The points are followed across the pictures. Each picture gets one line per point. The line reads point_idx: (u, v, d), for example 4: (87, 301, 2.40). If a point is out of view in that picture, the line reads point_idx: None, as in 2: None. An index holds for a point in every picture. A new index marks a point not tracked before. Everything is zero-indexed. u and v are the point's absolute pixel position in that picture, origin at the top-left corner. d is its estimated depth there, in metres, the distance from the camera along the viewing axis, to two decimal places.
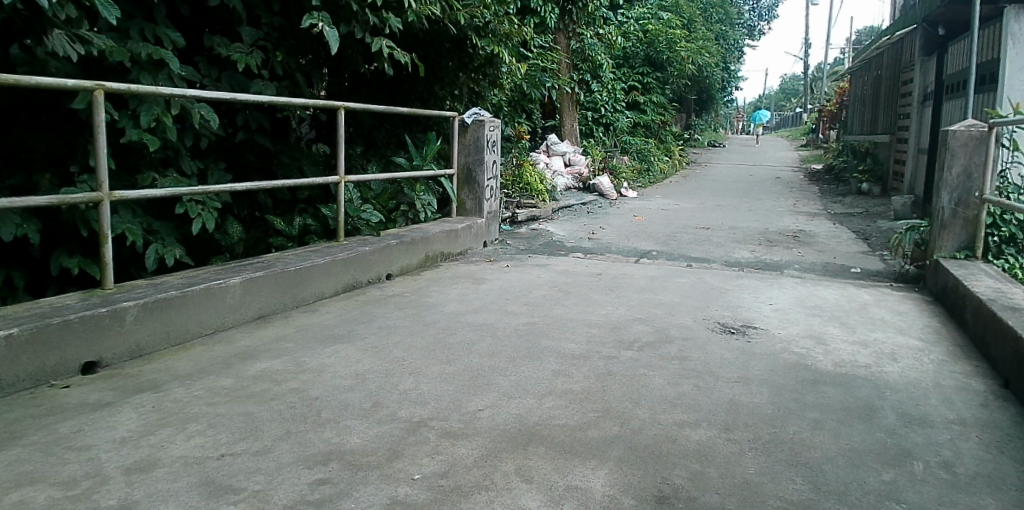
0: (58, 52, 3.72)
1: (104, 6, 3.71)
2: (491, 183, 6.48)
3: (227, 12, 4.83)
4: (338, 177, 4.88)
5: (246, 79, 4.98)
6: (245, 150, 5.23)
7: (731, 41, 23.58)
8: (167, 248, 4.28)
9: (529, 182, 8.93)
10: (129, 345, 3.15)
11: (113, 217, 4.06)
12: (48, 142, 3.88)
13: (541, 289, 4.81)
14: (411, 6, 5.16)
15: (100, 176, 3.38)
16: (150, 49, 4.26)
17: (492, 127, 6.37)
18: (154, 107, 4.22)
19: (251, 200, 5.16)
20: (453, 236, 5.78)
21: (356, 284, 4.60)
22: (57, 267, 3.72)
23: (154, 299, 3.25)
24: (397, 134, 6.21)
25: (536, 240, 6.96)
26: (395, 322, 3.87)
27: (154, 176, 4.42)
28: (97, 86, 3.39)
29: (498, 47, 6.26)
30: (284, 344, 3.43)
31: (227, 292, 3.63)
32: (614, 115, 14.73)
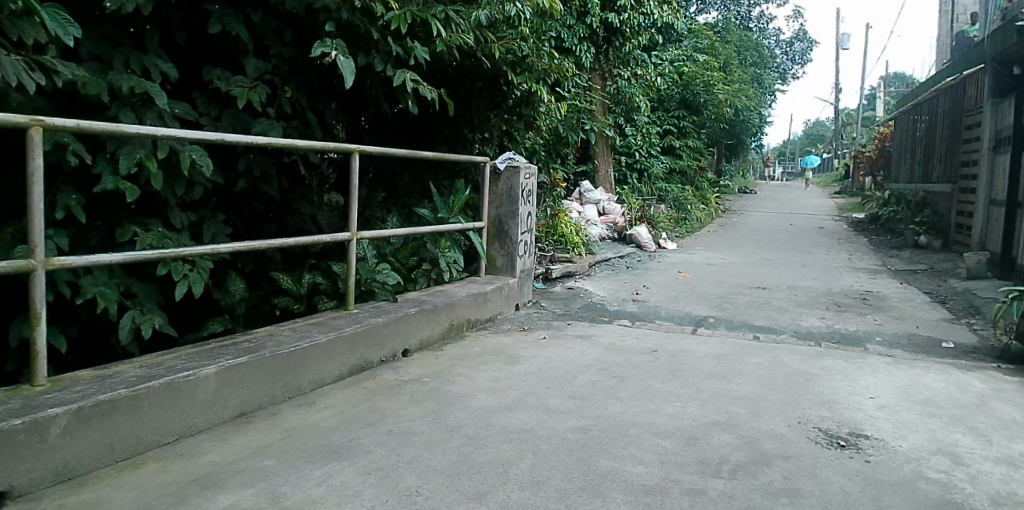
0: (11, 82, 2.61)
1: (60, 24, 2.72)
2: (526, 237, 5.64)
3: (233, 41, 3.75)
4: (350, 233, 3.88)
5: (251, 118, 3.88)
6: (252, 197, 4.03)
7: (766, 84, 22.85)
8: (146, 315, 3.13)
9: (564, 233, 8.10)
10: (55, 466, 2.34)
11: (81, 279, 2.94)
12: (17, 191, 2.95)
13: (589, 373, 3.96)
14: (440, 34, 4.44)
15: (33, 235, 2.48)
16: (133, 80, 3.11)
17: (529, 175, 5.56)
18: (137, 149, 3.06)
19: (258, 254, 4.01)
20: (482, 300, 4.93)
21: (365, 365, 3.75)
22: (14, 339, 2.69)
23: (92, 404, 2.43)
24: (421, 181, 5.42)
25: (574, 302, 6.13)
26: (410, 424, 3.04)
27: (135, 231, 3.19)
28: (33, 123, 2.45)
29: (537, 85, 5.52)
30: (264, 460, 2.62)
31: (197, 387, 2.81)
32: (650, 159, 13.92)
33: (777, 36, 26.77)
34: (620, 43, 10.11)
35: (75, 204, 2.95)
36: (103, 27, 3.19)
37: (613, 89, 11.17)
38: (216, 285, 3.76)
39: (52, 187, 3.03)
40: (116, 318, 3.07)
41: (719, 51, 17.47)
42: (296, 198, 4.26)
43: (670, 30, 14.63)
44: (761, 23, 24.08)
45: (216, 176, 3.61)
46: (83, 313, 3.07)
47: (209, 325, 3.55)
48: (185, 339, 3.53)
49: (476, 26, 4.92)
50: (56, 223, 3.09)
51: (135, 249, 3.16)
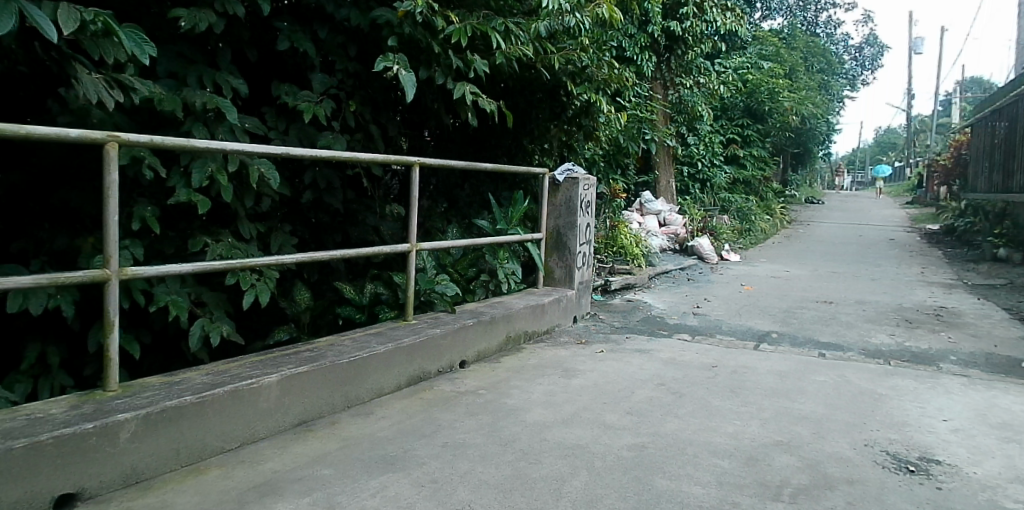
0: (91, 100, 2.69)
1: (136, 43, 2.74)
2: (585, 249, 5.56)
3: (301, 57, 3.88)
4: (409, 244, 3.87)
5: (317, 132, 3.94)
6: (319, 209, 4.09)
7: (834, 91, 22.14)
8: (215, 323, 3.22)
9: (624, 245, 7.99)
10: (123, 470, 2.42)
11: (154, 287, 3.05)
12: (97, 203, 3.11)
13: (646, 388, 3.89)
14: (500, 46, 4.45)
15: (108, 246, 2.53)
16: (206, 97, 3.21)
17: (588, 186, 5.49)
18: (208, 162, 3.15)
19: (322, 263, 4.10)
20: (540, 312, 4.90)
21: (422, 375, 3.77)
22: (92, 345, 2.84)
23: (160, 410, 2.52)
24: (481, 192, 5.43)
25: (633, 315, 6.04)
26: (465, 436, 3.05)
27: (205, 241, 3.29)
28: (110, 138, 2.51)
29: (596, 95, 5.45)
30: (322, 469, 2.67)
31: (260, 395, 2.88)
32: (712, 169, 13.64)
33: (845, 41, 25.91)
34: (682, 52, 9.94)
35: (150, 216, 3.08)
36: (178, 45, 3.30)
37: (675, 98, 10.97)
38: (282, 294, 3.85)
39: (129, 199, 3.16)
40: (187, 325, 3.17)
41: (786, 57, 17.00)
42: (360, 209, 4.29)
43: (733, 38, 14.32)
44: (829, 29, 23.32)
45: (283, 187, 3.68)
46: (156, 320, 3.20)
47: (274, 334, 3.63)
48: (253, 346, 3.63)
49: (535, 38, 4.92)
50: (132, 234, 3.19)
51: (206, 259, 3.27)
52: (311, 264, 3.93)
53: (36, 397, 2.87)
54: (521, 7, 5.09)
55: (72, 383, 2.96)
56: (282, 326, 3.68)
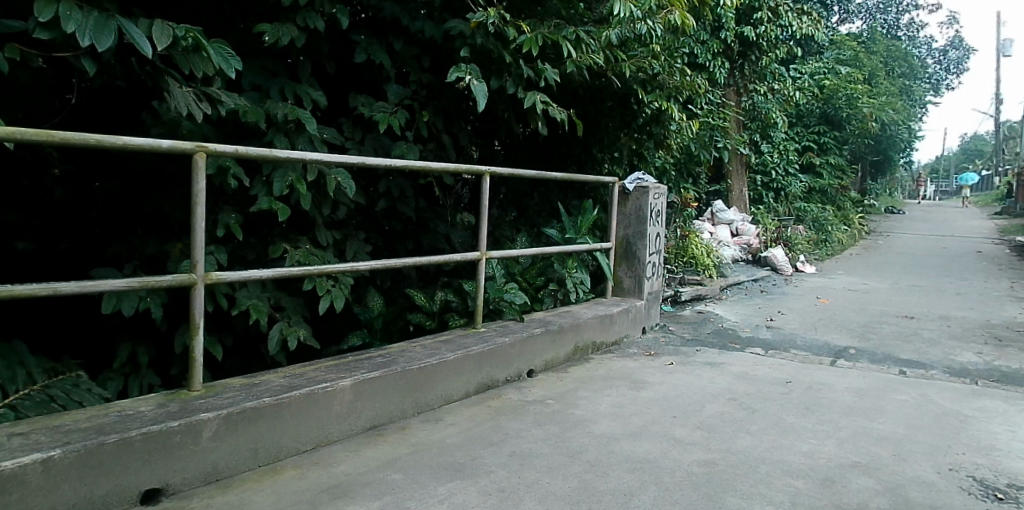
0: (182, 112, 2.82)
1: (224, 58, 2.84)
2: (655, 259, 5.47)
3: (376, 69, 3.97)
4: (479, 252, 3.88)
5: (391, 142, 4.02)
6: (392, 217, 4.16)
7: (917, 97, 21.19)
8: (293, 327, 3.31)
9: (694, 255, 7.83)
10: (205, 468, 2.52)
11: (237, 292, 3.17)
12: (185, 209, 3.24)
13: (717, 403, 3.80)
14: (571, 55, 4.44)
15: (194, 251, 2.61)
16: (288, 108, 3.32)
17: (658, 195, 5.41)
18: (289, 172, 3.25)
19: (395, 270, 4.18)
20: (608, 322, 4.85)
21: (491, 384, 3.79)
22: (179, 347, 2.96)
23: (240, 410, 2.61)
24: (551, 201, 5.42)
25: (704, 328, 5.90)
26: (532, 446, 3.04)
27: (285, 247, 3.40)
28: (198, 148, 2.59)
29: (667, 103, 5.42)
30: (392, 473, 2.71)
31: (334, 398, 2.95)
32: (787, 178, 13.23)
33: (929, 44, 24.79)
34: (756, 57, 9.68)
35: (233, 223, 3.21)
36: (262, 59, 3.42)
37: (749, 105, 10.69)
38: (356, 300, 3.94)
39: (215, 207, 3.30)
40: (266, 329, 3.27)
41: (865, 61, 16.34)
42: (432, 217, 4.35)
43: (809, 42, 13.89)
44: (911, 31, 22.29)
45: (359, 196, 3.76)
46: (238, 323, 3.32)
47: (348, 339, 3.71)
48: (328, 350, 3.73)
49: (606, 46, 4.89)
50: (217, 240, 3.33)
51: (285, 265, 3.37)
52: (384, 271, 4.02)
53: (127, 395, 3.03)
54: (592, 16, 5.09)
55: (159, 383, 3.09)
56: (355, 332, 3.75)
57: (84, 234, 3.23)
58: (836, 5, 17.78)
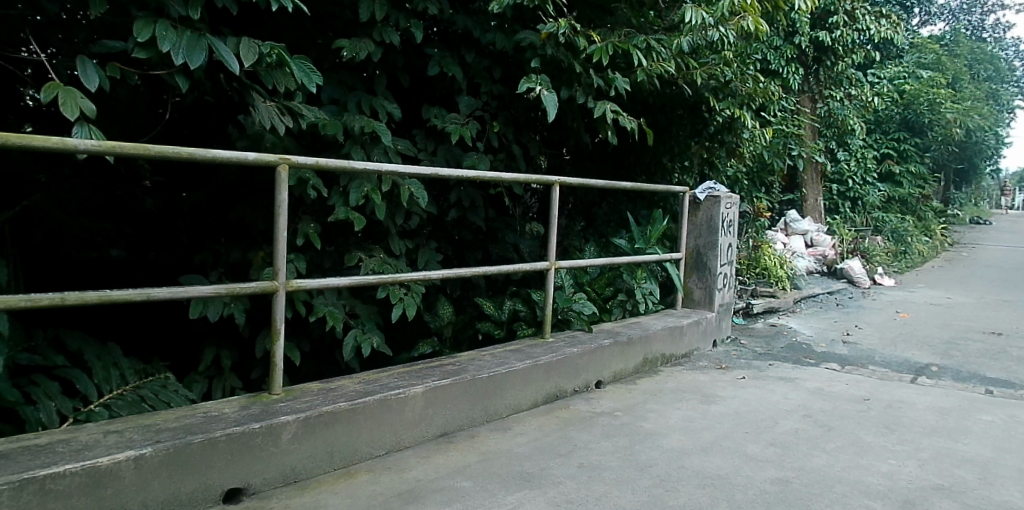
0: (266, 126, 2.93)
1: (305, 72, 2.93)
2: (726, 270, 5.34)
3: (449, 81, 4.02)
4: (549, 262, 3.86)
5: (463, 152, 4.07)
6: (462, 227, 4.21)
7: (1005, 101, 20.12)
8: (366, 334, 3.38)
9: (767, 266, 7.63)
10: (284, 470, 2.60)
11: (315, 299, 3.27)
12: (267, 219, 3.36)
13: (791, 419, 3.68)
14: (641, 63, 4.41)
15: (276, 260, 2.70)
16: (365, 121, 3.40)
17: (730, 204, 5.30)
18: (365, 182, 3.33)
19: (465, 279, 4.23)
20: (678, 334, 4.76)
21: (559, 394, 3.78)
22: (259, 351, 3.07)
23: (317, 414, 2.69)
24: (619, 211, 5.38)
25: (777, 341, 5.73)
26: (601, 459, 3.01)
27: (360, 256, 3.49)
28: (281, 161, 2.68)
29: (740, 111, 5.30)
30: (462, 481, 2.73)
31: (406, 405, 3.00)
32: (864, 186, 12.71)
33: (1018, 46, 23.55)
34: (832, 62, 9.40)
35: (313, 232, 3.31)
36: (340, 73, 3.53)
37: (824, 111, 10.34)
38: (427, 308, 4.00)
39: (295, 217, 3.41)
40: (342, 335, 3.36)
41: (948, 65, 15.60)
42: (501, 227, 4.37)
43: (888, 46, 13.36)
44: (997, 32, 21.12)
45: (430, 206, 3.81)
46: (315, 329, 3.42)
47: (419, 347, 3.77)
48: (399, 358, 3.80)
49: (677, 54, 4.83)
50: (296, 249, 3.44)
51: (360, 273, 3.46)
52: (454, 281, 4.09)
53: (211, 396, 3.17)
54: (663, 24, 5.04)
55: (241, 386, 3.21)
56: (426, 340, 3.81)
57: (171, 243, 3.42)
58: (917, 6, 17.03)
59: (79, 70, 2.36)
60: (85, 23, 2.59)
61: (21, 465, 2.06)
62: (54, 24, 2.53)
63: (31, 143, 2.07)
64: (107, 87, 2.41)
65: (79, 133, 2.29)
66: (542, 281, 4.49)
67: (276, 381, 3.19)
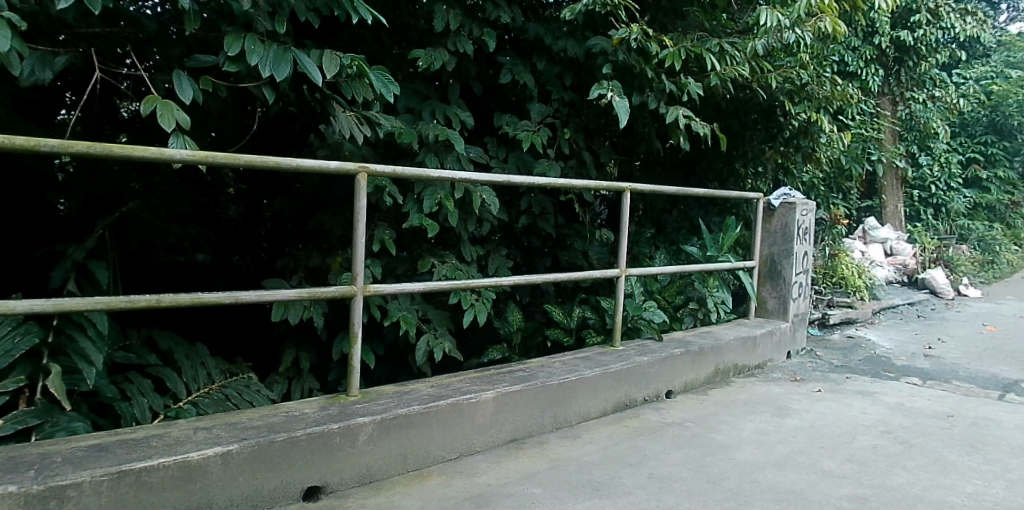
0: (346, 135, 3.01)
1: (383, 82, 3.00)
2: (801, 278, 5.19)
3: (520, 88, 4.03)
4: (620, 269, 3.81)
5: (534, 159, 4.08)
6: (531, 233, 4.23)
7: None
8: (438, 339, 3.43)
9: (844, 275, 7.34)
10: (360, 470, 2.66)
11: (389, 303, 3.34)
12: (345, 226, 3.38)
13: (870, 435, 3.55)
14: (715, 67, 4.33)
15: (354, 266, 2.75)
16: (439, 129, 3.45)
17: (806, 211, 5.14)
18: (439, 189, 3.38)
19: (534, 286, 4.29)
20: (751, 345, 4.66)
21: (629, 403, 3.74)
22: (336, 354, 3.16)
23: (392, 416, 2.75)
24: (690, 217, 5.31)
25: (855, 354, 5.53)
26: (671, 470, 2.97)
27: (433, 262, 3.54)
28: (360, 169, 2.73)
29: (817, 114, 5.14)
30: (531, 487, 2.74)
31: (478, 410, 3.03)
32: (949, 192, 11.99)
33: None
34: (914, 62, 9.09)
35: (388, 238, 3.39)
36: (415, 83, 3.61)
37: (905, 114, 9.87)
38: (496, 315, 4.08)
39: (372, 223, 3.51)
40: (415, 340, 3.41)
41: None
42: (570, 233, 4.36)
43: (975, 44, 12.69)
44: None
45: (501, 214, 3.84)
46: (389, 334, 3.50)
47: (489, 353, 3.81)
48: (469, 363, 3.85)
49: (751, 57, 4.71)
50: (372, 254, 3.53)
51: (433, 279, 3.51)
52: (524, 287, 4.15)
53: (291, 396, 3.28)
54: (736, 27, 4.95)
55: (318, 388, 3.30)
56: (496, 346, 3.84)
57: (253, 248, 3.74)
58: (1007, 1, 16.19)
59: (174, 84, 2.48)
60: (179, 39, 2.74)
61: (118, 457, 2.18)
62: (149, 38, 2.69)
63: (133, 153, 2.14)
64: (199, 99, 2.52)
65: (174, 144, 2.41)
66: (611, 288, 4.45)
67: (350, 384, 3.26)
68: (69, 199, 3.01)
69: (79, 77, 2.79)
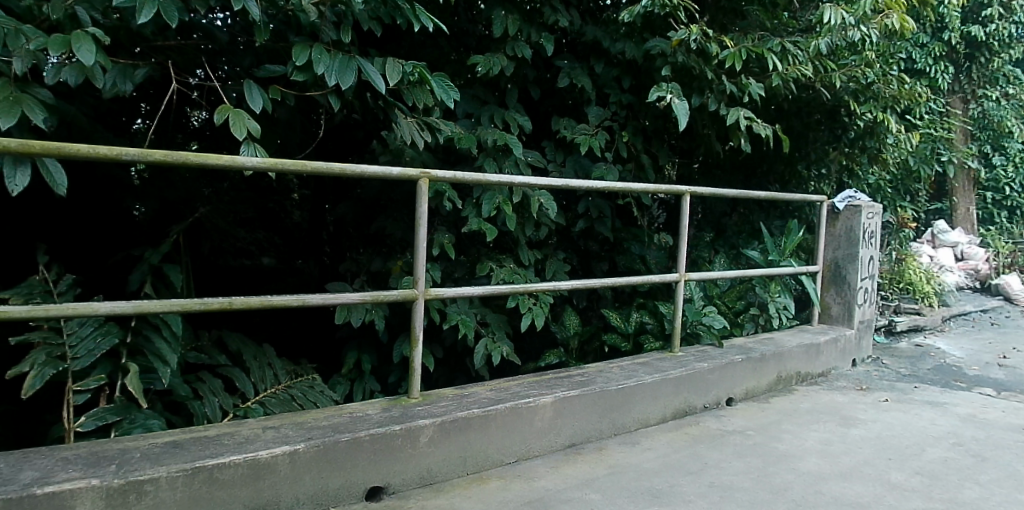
0: (407, 141, 3.06)
1: (443, 89, 3.02)
2: (867, 284, 5.02)
3: (578, 92, 4.03)
4: (679, 274, 3.74)
5: (591, 163, 4.06)
6: (588, 237, 4.22)
7: None
8: (496, 343, 3.44)
9: (912, 281, 7.10)
10: (421, 471, 2.69)
11: (448, 307, 3.39)
12: (406, 229, 3.39)
13: (941, 447, 3.41)
14: (777, 66, 4.23)
15: (416, 270, 2.75)
16: (497, 134, 3.47)
17: (872, 215, 4.98)
18: (497, 194, 3.41)
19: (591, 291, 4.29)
20: (814, 352, 4.53)
21: (689, 410, 3.69)
22: (397, 356, 3.22)
23: (452, 419, 2.77)
24: (751, 221, 5.21)
25: (924, 362, 5.33)
26: (732, 479, 2.91)
27: (491, 266, 3.56)
28: (422, 175, 2.74)
29: (884, 114, 4.97)
30: (589, 493, 2.72)
31: (536, 413, 3.04)
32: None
33: None
34: (986, 59, 8.78)
35: (448, 242, 3.43)
36: (474, 88, 3.65)
37: (978, 112, 9.45)
38: (554, 319, 4.11)
39: (431, 228, 3.56)
40: (473, 343, 3.44)
41: None
42: (628, 237, 4.32)
43: None
44: None
45: (559, 218, 3.84)
46: (448, 337, 3.54)
47: (546, 358, 3.82)
48: (526, 367, 3.88)
49: (814, 56, 4.58)
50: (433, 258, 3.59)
51: (491, 283, 3.53)
52: (581, 292, 4.15)
53: (353, 398, 3.34)
54: (798, 25, 4.83)
55: (379, 390, 3.36)
56: (553, 351, 3.85)
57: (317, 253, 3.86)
58: None
59: (245, 93, 2.56)
60: (250, 49, 2.84)
61: (192, 454, 2.26)
62: (221, 50, 2.79)
63: (206, 161, 2.18)
64: (268, 108, 2.60)
65: (246, 151, 2.49)
66: (670, 293, 4.41)
67: (409, 385, 3.33)
68: (145, 204, 3.14)
69: (154, 88, 2.92)
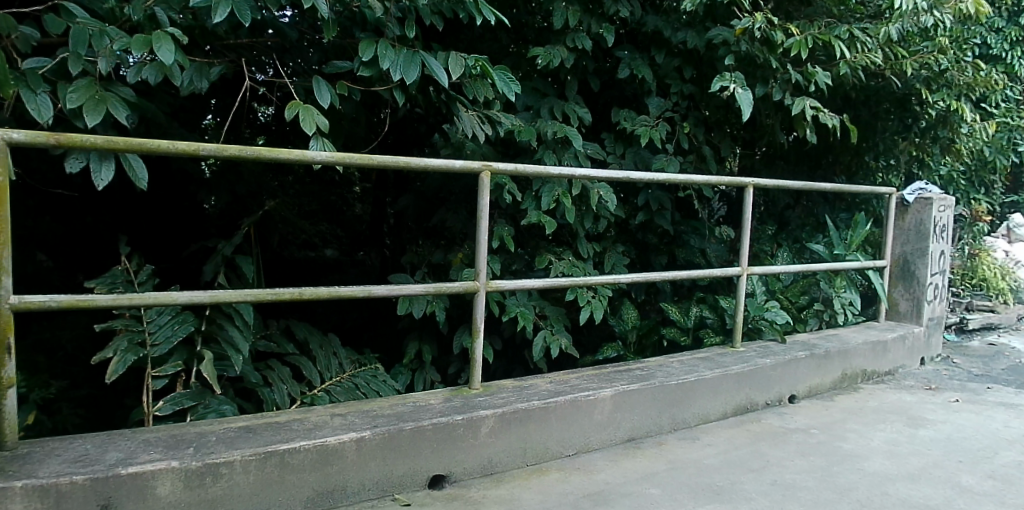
0: (467, 134, 3.09)
1: (505, 82, 3.00)
2: (937, 279, 4.85)
3: (638, 83, 3.98)
4: (741, 268, 3.66)
5: (652, 155, 4.02)
6: (647, 229, 4.17)
7: None
8: (555, 336, 3.46)
9: (985, 277, 6.81)
10: (482, 461, 2.73)
11: (507, 299, 3.42)
12: (466, 222, 3.44)
13: (1016, 450, 3.27)
14: (846, 54, 4.09)
15: (478, 261, 2.77)
16: (557, 126, 3.45)
17: (944, 208, 4.80)
18: (557, 186, 3.41)
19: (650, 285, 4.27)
20: (881, 350, 4.40)
21: (750, 406, 3.64)
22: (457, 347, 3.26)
23: (513, 411, 2.80)
24: (815, 214, 5.10)
25: (997, 362, 5.12)
26: (795, 477, 2.86)
27: (550, 258, 3.57)
28: (484, 167, 2.75)
29: (959, 102, 4.76)
30: (649, 488, 2.71)
31: (596, 406, 3.04)
32: None
33: None
34: None
35: (507, 235, 3.45)
36: (534, 81, 3.65)
37: None
38: (612, 312, 4.08)
39: (491, 220, 3.59)
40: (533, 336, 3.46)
41: None
42: (688, 231, 4.27)
43: None
44: None
45: (618, 211, 3.82)
46: (506, 329, 3.57)
47: (604, 351, 3.82)
48: (584, 360, 3.87)
49: (885, 44, 4.42)
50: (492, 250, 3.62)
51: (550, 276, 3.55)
52: (639, 285, 4.13)
53: (414, 387, 3.40)
54: (867, 11, 4.66)
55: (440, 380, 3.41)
56: (611, 344, 3.84)
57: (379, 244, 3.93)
58: None
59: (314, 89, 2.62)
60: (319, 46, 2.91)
61: (264, 439, 2.33)
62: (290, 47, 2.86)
63: (278, 155, 2.23)
64: (335, 103, 2.65)
65: (314, 146, 2.54)
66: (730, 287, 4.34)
67: (468, 375, 3.36)
68: (217, 197, 3.25)
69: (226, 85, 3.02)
